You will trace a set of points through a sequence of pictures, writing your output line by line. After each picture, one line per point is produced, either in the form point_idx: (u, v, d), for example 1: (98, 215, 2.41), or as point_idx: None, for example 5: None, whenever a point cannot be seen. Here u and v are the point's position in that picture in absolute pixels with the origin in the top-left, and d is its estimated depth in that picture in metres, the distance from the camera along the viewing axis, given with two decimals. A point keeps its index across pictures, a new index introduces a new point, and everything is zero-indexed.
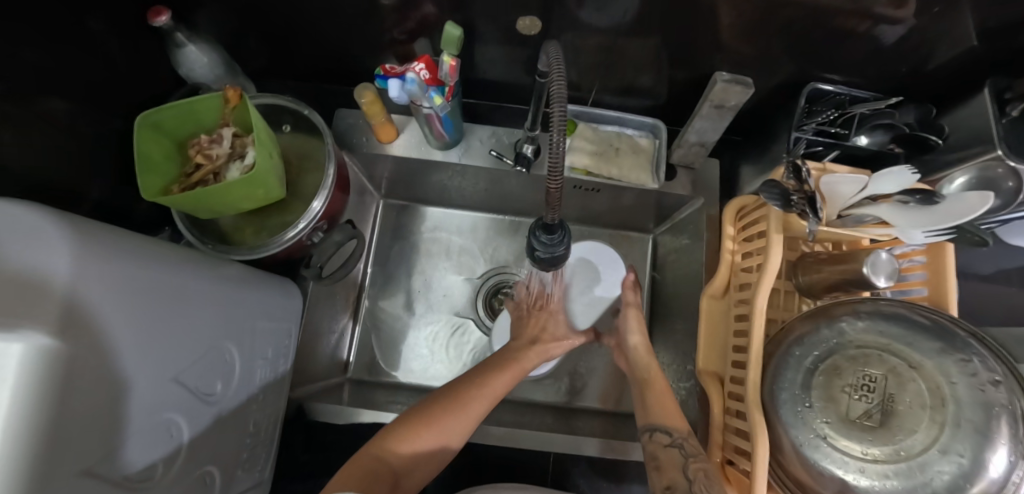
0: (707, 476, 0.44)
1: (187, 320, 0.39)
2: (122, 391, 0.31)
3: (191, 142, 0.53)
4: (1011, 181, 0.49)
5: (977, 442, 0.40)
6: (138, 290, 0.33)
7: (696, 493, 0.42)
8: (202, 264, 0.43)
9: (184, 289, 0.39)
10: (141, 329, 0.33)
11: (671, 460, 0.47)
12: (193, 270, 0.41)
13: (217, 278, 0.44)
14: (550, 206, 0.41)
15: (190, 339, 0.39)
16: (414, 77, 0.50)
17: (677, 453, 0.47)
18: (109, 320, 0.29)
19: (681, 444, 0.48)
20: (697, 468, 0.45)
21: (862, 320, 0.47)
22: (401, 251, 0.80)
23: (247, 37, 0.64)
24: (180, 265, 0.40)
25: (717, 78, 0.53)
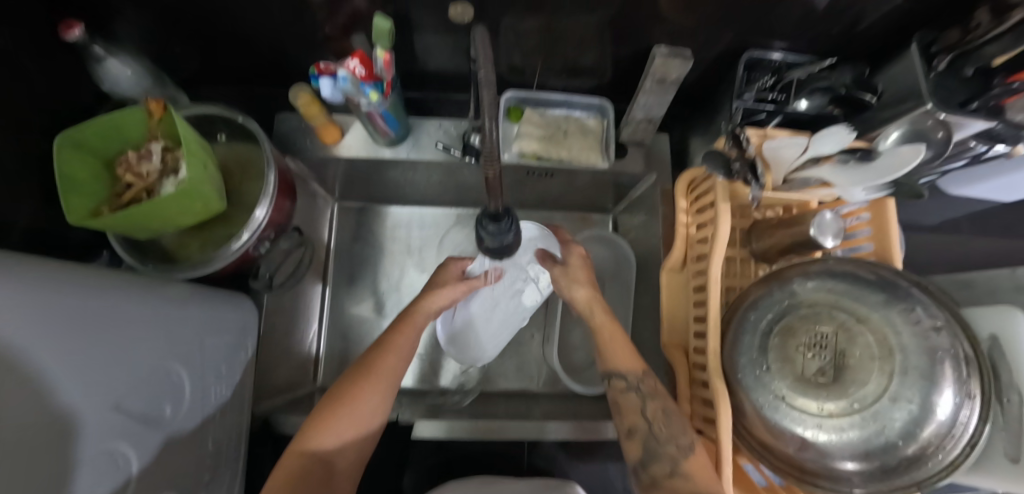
0: (665, 414, 0.49)
1: (121, 343, 0.36)
2: (60, 422, 0.29)
3: (120, 161, 0.50)
4: (941, 132, 0.51)
5: (926, 388, 0.41)
6: (65, 315, 0.31)
7: (653, 431, 0.48)
8: (134, 287, 0.41)
9: (114, 312, 0.36)
10: (72, 355, 0.31)
11: (631, 405, 0.50)
12: (121, 291, 0.38)
13: (153, 299, 0.42)
14: (492, 194, 0.41)
15: (129, 362, 0.37)
16: (346, 75, 0.49)
17: (634, 396, 0.51)
18: (34, 349, 0.27)
19: (638, 387, 0.51)
20: (654, 407, 0.49)
21: (811, 280, 0.48)
22: (361, 252, 0.79)
23: (173, 44, 0.61)
24: (108, 289, 0.37)
25: (656, 53, 0.53)
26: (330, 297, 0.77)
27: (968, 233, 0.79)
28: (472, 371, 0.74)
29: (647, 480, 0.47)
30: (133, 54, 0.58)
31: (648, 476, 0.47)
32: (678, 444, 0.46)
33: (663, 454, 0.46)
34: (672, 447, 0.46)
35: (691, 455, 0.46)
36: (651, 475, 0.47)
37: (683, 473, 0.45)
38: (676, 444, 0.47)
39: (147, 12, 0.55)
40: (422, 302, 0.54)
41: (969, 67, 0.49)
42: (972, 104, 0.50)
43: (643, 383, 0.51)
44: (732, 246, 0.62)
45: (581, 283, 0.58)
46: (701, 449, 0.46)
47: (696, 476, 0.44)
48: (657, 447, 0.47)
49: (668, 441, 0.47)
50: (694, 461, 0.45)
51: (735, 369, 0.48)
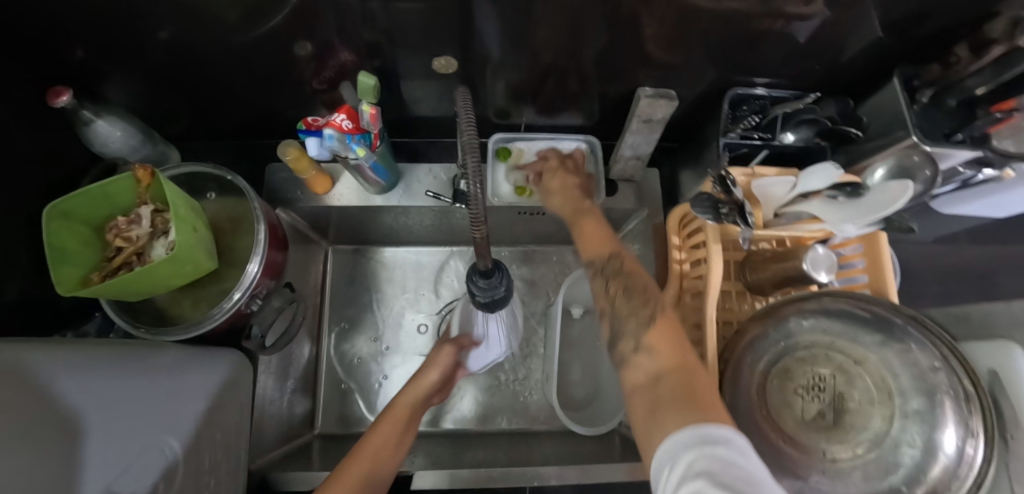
0: (626, 290, 0.45)
1: (83, 434, 0.34)
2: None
3: (109, 225, 0.50)
4: (927, 170, 0.50)
5: (927, 430, 0.40)
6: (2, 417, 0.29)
7: (620, 311, 0.44)
8: (98, 375, 0.39)
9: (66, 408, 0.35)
10: (14, 458, 0.29)
11: (599, 290, 0.47)
12: (73, 387, 0.37)
13: (124, 382, 0.40)
14: (481, 254, 0.41)
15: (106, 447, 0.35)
16: (332, 133, 0.50)
17: (599, 280, 0.47)
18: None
19: (603, 270, 0.47)
20: (616, 286, 0.45)
21: (807, 318, 0.48)
22: (357, 295, 0.78)
23: (164, 101, 0.62)
24: (56, 389, 0.35)
25: (641, 94, 0.54)
26: (326, 342, 0.76)
27: (965, 251, 0.78)
28: (472, 410, 0.74)
29: (617, 358, 0.41)
30: (123, 115, 0.59)
31: (618, 356, 0.41)
32: (637, 319, 0.42)
33: (625, 331, 0.41)
34: (633, 321, 0.42)
35: (653, 325, 0.41)
36: (619, 354, 0.41)
37: (648, 346, 0.39)
38: (637, 316, 0.42)
39: (137, 72, 0.56)
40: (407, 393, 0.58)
41: (953, 98, 0.49)
42: (957, 136, 0.50)
43: (608, 265, 0.47)
44: (726, 280, 0.62)
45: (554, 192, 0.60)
46: (665, 322, 0.41)
47: (659, 348, 0.39)
48: (620, 325, 0.42)
49: (630, 316, 0.43)
50: (655, 334, 0.40)
51: (733, 412, 0.47)
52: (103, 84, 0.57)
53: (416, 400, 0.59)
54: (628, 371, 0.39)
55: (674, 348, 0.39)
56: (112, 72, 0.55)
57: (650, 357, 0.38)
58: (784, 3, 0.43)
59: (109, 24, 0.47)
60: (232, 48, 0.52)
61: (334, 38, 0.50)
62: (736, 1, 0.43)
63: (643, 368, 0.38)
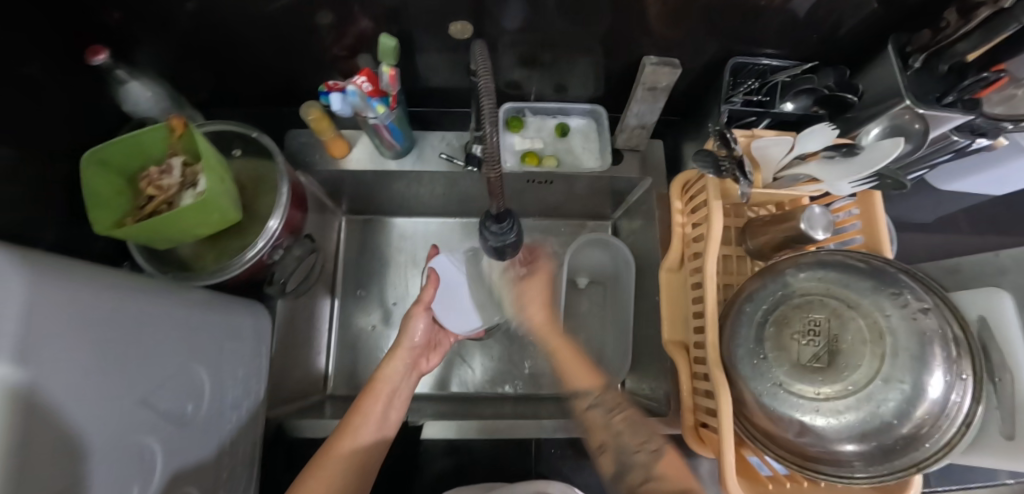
0: (630, 424, 0.54)
1: (144, 339, 0.38)
2: (87, 414, 0.31)
3: (141, 175, 0.53)
4: (917, 125, 0.54)
5: (918, 368, 0.42)
6: (94, 314, 0.33)
7: (622, 444, 0.52)
8: (161, 290, 0.43)
9: (140, 312, 0.39)
10: (93, 362, 0.32)
11: (597, 424, 0.55)
12: (146, 292, 0.41)
13: (177, 302, 0.44)
14: (493, 196, 0.44)
15: (153, 359, 0.39)
16: (354, 89, 0.52)
17: (600, 413, 0.55)
18: (67, 343, 0.30)
19: (599, 404, 0.56)
20: (618, 419, 0.54)
21: (802, 271, 0.50)
22: (370, 263, 0.81)
23: (190, 67, 0.66)
24: (134, 289, 0.39)
25: (646, 63, 0.56)
26: (339, 307, 0.79)
27: (961, 226, 0.80)
28: (479, 375, 0.76)
29: (628, 487, 0.49)
30: (154, 78, 0.62)
31: (629, 488, 0.49)
32: (647, 451, 0.51)
33: (635, 464, 0.50)
34: (642, 455, 0.50)
35: (663, 457, 0.50)
36: (628, 485, 0.49)
37: (658, 477, 0.48)
38: (646, 450, 0.51)
39: (168, 39, 0.59)
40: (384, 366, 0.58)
41: (944, 64, 0.52)
42: (947, 99, 0.52)
43: (603, 399, 0.56)
44: (728, 245, 0.64)
45: (535, 305, 0.64)
46: (671, 453, 0.50)
47: (667, 474, 0.48)
48: (629, 458, 0.51)
49: (637, 450, 0.51)
50: (666, 461, 0.49)
51: (734, 361, 0.50)
52: (136, 47, 0.60)
53: (399, 370, 0.59)
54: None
55: (683, 475, 0.48)
56: (144, 37, 0.59)
57: (659, 482, 0.47)
58: None
59: None
60: (258, 13, 0.55)
61: (354, 5, 0.53)
62: None
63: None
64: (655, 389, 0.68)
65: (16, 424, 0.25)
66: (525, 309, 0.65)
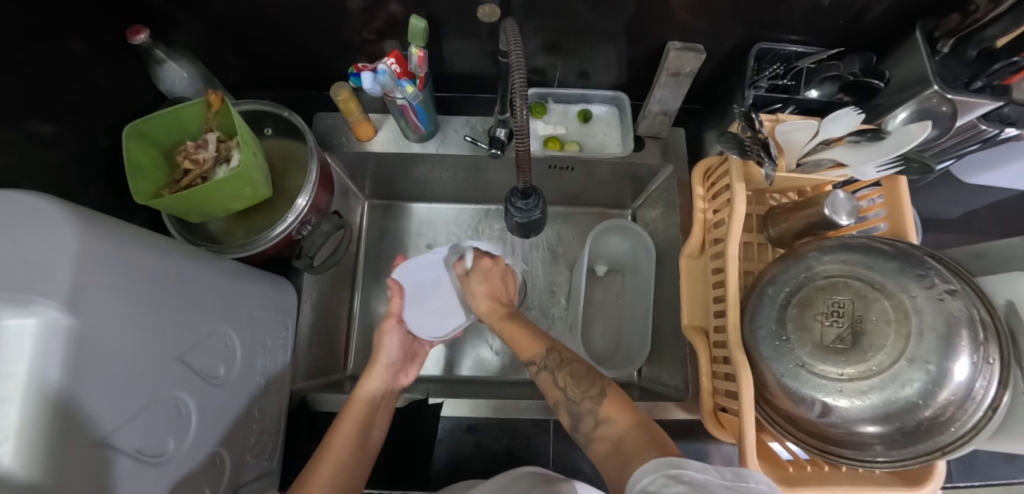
0: (574, 377, 0.52)
1: (181, 298, 0.40)
2: (125, 364, 0.32)
3: (178, 150, 0.55)
4: (944, 107, 0.53)
5: (945, 350, 0.41)
6: (134, 269, 0.35)
7: (569, 396, 0.51)
8: (200, 256, 0.45)
9: (178, 272, 0.40)
10: (136, 315, 0.34)
11: (547, 383, 0.54)
12: (185, 254, 0.42)
13: (214, 267, 0.46)
14: (521, 170, 0.44)
15: (189, 319, 0.40)
16: (385, 69, 0.53)
17: (547, 375, 0.54)
18: (111, 294, 0.31)
19: (546, 366, 0.55)
20: (564, 375, 0.53)
21: (827, 254, 0.50)
22: (390, 247, 0.83)
23: (224, 49, 0.68)
24: (173, 249, 0.41)
25: (670, 48, 0.57)
26: (360, 288, 0.80)
27: (988, 222, 0.79)
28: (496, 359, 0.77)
29: (584, 437, 0.48)
30: (190, 59, 0.64)
31: (584, 437, 0.48)
32: (590, 397, 0.49)
33: (583, 411, 0.49)
34: (585, 403, 0.49)
35: (603, 400, 0.49)
36: (584, 435, 0.48)
37: (605, 420, 0.47)
38: (589, 398, 0.50)
39: (204, 20, 0.61)
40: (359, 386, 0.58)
41: (972, 49, 0.52)
42: (975, 83, 0.52)
43: (549, 359, 0.55)
44: (749, 232, 0.64)
45: (489, 280, 0.66)
46: (612, 391, 0.50)
47: (614, 418, 0.47)
48: (575, 407, 0.50)
49: (583, 398, 0.50)
50: (608, 406, 0.48)
51: (755, 342, 0.50)
52: (173, 29, 0.62)
53: (377, 387, 0.59)
54: (596, 445, 0.46)
55: (627, 412, 0.47)
56: (182, 18, 0.61)
57: (609, 426, 0.46)
58: None
59: None
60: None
61: None
62: None
63: (607, 438, 0.46)
64: (673, 375, 0.68)
65: (52, 368, 0.26)
66: (470, 301, 0.66)
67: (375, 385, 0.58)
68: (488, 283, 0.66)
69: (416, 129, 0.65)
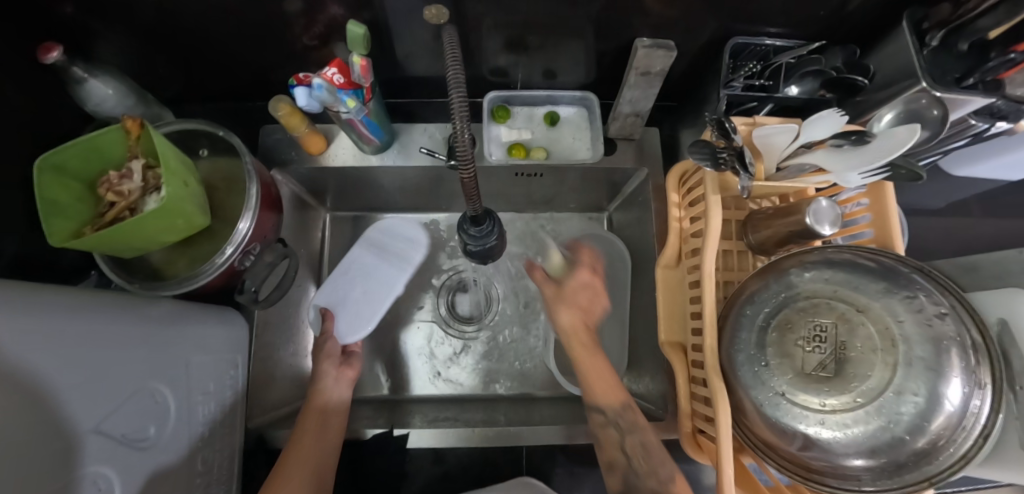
0: (644, 450, 0.51)
1: (92, 362, 0.35)
2: (36, 449, 0.28)
3: (101, 181, 0.50)
4: (937, 110, 0.49)
5: (931, 378, 0.39)
6: (34, 341, 0.30)
7: (635, 466, 0.50)
8: (114, 306, 0.40)
9: (87, 332, 0.35)
10: (41, 388, 0.30)
11: (611, 440, 0.53)
12: (90, 312, 0.37)
13: (130, 319, 0.41)
14: (470, 197, 0.40)
15: (105, 383, 0.36)
16: (321, 83, 0.49)
17: (614, 432, 0.53)
18: (6, 375, 0.27)
19: (615, 423, 0.53)
20: (633, 443, 0.52)
21: (808, 271, 0.46)
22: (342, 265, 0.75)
23: (154, 60, 0.62)
24: (73, 310, 0.35)
25: (638, 46, 0.52)
26: None
27: (978, 213, 0.76)
28: (471, 378, 0.71)
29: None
30: (116, 74, 0.58)
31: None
32: (658, 477, 0.48)
33: (643, 488, 0.48)
34: (653, 482, 0.48)
35: (674, 489, 0.47)
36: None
37: None
38: (657, 477, 0.48)
39: (127, 30, 0.55)
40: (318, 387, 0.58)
41: (964, 42, 0.48)
42: (967, 81, 0.48)
43: (622, 417, 0.53)
44: (728, 240, 0.60)
45: (570, 306, 0.59)
46: (682, 481, 0.49)
47: None
48: (636, 481, 0.49)
49: (648, 475, 0.49)
50: (678, 492, 0.47)
51: (733, 366, 0.47)
52: (94, 41, 0.57)
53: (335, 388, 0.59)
54: None
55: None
56: (100, 28, 0.55)
57: None
58: None
59: None
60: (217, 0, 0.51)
61: None
62: None
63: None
64: (651, 391, 0.65)
65: None
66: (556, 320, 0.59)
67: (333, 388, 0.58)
68: (584, 292, 0.61)
69: (364, 140, 0.60)
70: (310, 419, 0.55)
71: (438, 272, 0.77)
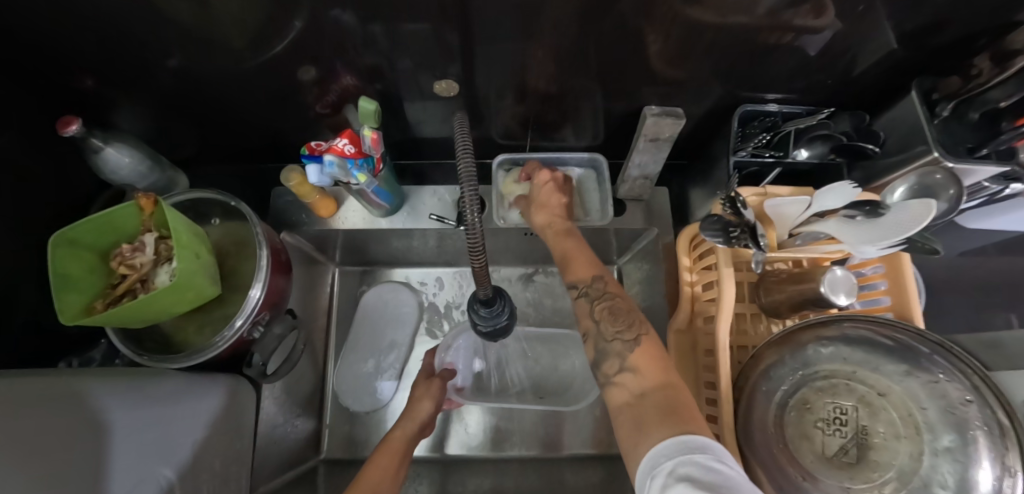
0: (611, 313, 0.45)
1: (68, 456, 0.35)
2: None
3: (114, 253, 0.50)
4: (952, 188, 0.46)
5: (959, 468, 0.37)
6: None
7: (602, 331, 0.45)
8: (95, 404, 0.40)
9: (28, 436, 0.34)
10: None
11: (583, 311, 0.48)
12: (83, 414, 0.39)
13: (98, 410, 0.40)
14: (481, 282, 0.40)
15: (58, 478, 0.34)
16: (333, 159, 0.49)
17: (585, 302, 0.48)
18: None
19: (587, 293, 0.48)
20: (602, 308, 0.46)
21: (826, 346, 0.45)
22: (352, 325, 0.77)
23: (170, 128, 0.63)
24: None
25: (647, 114, 0.52)
26: (332, 365, 0.75)
27: (993, 265, 0.76)
28: (482, 437, 0.70)
29: (601, 379, 0.43)
30: (131, 141, 0.59)
31: (602, 377, 0.43)
32: (621, 339, 0.43)
33: (610, 352, 0.43)
34: (616, 343, 0.43)
35: (636, 348, 0.42)
36: (603, 375, 0.43)
37: (631, 368, 0.41)
38: (621, 339, 0.43)
39: (146, 100, 0.57)
40: (416, 406, 0.59)
41: (975, 111, 0.48)
42: (981, 151, 0.48)
43: (591, 286, 0.48)
44: (740, 302, 0.59)
45: (543, 204, 0.59)
46: (649, 342, 0.42)
47: (642, 368, 0.40)
48: (604, 345, 0.44)
49: (613, 338, 0.44)
50: (638, 355, 0.41)
51: (749, 446, 0.45)
52: (112, 110, 0.58)
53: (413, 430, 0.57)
54: (611, 392, 0.41)
55: (658, 368, 0.40)
56: (119, 99, 0.56)
57: (634, 376, 0.40)
58: (792, 15, 0.42)
59: (117, 47, 0.48)
60: (237, 73, 0.53)
61: (336, 61, 0.51)
62: (744, 14, 0.42)
63: (627, 389, 0.40)
64: None
65: None
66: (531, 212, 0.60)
67: (418, 415, 0.58)
68: (544, 192, 0.59)
69: (374, 204, 0.60)
70: (385, 455, 0.51)
71: (442, 328, 0.76)
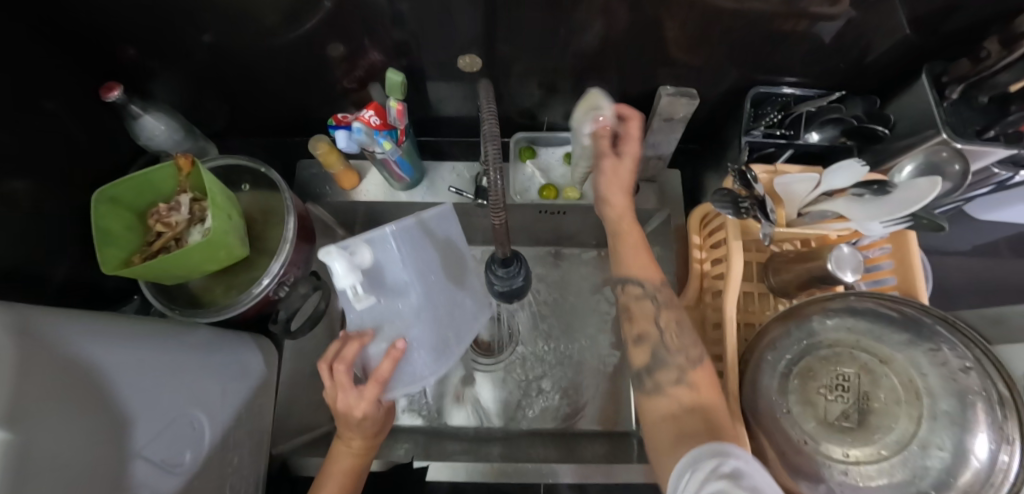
0: (679, 324, 0.47)
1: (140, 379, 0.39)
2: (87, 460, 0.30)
3: (151, 212, 0.53)
4: (957, 164, 0.51)
5: (956, 432, 0.38)
6: (38, 376, 0.28)
7: (665, 340, 0.46)
8: (157, 335, 0.43)
9: (83, 369, 0.32)
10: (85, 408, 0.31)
11: (647, 313, 0.48)
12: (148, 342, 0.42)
13: (152, 346, 0.41)
14: (499, 242, 0.42)
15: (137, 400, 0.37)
16: (360, 126, 0.52)
17: (650, 303, 0.48)
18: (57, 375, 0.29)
19: (655, 296, 0.48)
20: (667, 315, 0.47)
21: (830, 318, 0.47)
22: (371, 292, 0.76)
23: (204, 101, 0.66)
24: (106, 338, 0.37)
25: (661, 93, 0.54)
26: None
27: (1002, 258, 0.76)
28: (491, 407, 0.72)
29: (651, 385, 0.44)
30: (167, 111, 0.63)
31: (652, 380, 0.44)
32: (688, 355, 0.44)
33: (671, 362, 0.44)
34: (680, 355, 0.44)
35: (701, 367, 0.43)
36: (653, 380, 0.44)
37: (690, 380, 0.42)
38: (685, 354, 0.44)
39: (184, 72, 0.60)
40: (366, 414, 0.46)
41: (984, 94, 0.50)
42: (989, 132, 0.50)
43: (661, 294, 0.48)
44: (749, 281, 0.61)
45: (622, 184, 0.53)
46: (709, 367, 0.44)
47: (701, 385, 0.42)
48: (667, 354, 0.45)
49: (678, 351, 0.45)
50: (699, 374, 0.43)
51: (754, 412, 0.46)
52: (152, 81, 0.61)
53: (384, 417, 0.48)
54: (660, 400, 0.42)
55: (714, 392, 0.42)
56: (160, 71, 0.60)
57: (690, 390, 0.42)
58: (808, 1, 0.44)
59: (160, 21, 0.50)
60: (270, 48, 0.55)
61: (365, 38, 0.53)
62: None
63: (678, 400, 0.41)
64: None
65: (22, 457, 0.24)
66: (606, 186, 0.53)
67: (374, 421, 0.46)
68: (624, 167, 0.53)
69: (396, 176, 0.62)
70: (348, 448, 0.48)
71: None
